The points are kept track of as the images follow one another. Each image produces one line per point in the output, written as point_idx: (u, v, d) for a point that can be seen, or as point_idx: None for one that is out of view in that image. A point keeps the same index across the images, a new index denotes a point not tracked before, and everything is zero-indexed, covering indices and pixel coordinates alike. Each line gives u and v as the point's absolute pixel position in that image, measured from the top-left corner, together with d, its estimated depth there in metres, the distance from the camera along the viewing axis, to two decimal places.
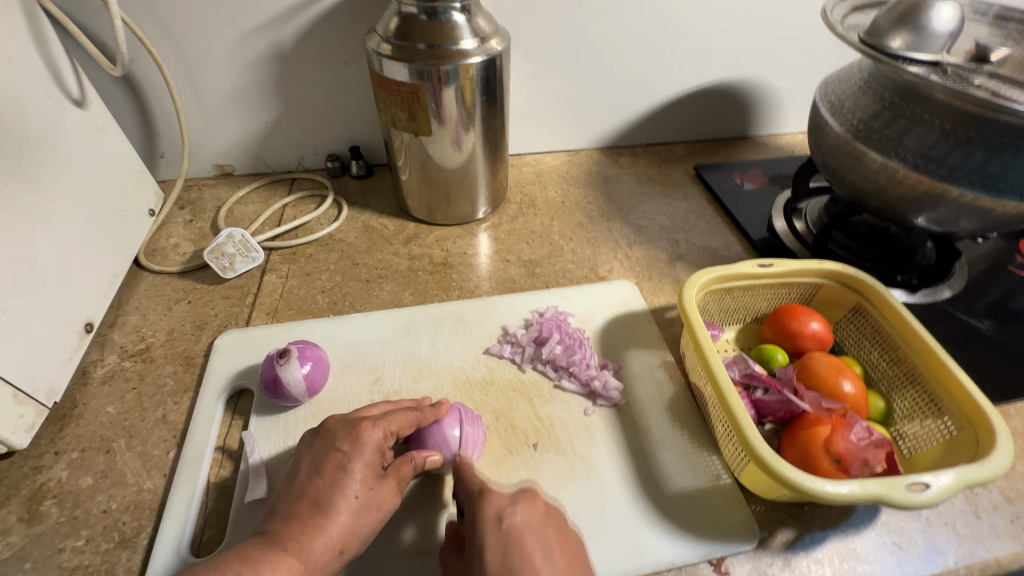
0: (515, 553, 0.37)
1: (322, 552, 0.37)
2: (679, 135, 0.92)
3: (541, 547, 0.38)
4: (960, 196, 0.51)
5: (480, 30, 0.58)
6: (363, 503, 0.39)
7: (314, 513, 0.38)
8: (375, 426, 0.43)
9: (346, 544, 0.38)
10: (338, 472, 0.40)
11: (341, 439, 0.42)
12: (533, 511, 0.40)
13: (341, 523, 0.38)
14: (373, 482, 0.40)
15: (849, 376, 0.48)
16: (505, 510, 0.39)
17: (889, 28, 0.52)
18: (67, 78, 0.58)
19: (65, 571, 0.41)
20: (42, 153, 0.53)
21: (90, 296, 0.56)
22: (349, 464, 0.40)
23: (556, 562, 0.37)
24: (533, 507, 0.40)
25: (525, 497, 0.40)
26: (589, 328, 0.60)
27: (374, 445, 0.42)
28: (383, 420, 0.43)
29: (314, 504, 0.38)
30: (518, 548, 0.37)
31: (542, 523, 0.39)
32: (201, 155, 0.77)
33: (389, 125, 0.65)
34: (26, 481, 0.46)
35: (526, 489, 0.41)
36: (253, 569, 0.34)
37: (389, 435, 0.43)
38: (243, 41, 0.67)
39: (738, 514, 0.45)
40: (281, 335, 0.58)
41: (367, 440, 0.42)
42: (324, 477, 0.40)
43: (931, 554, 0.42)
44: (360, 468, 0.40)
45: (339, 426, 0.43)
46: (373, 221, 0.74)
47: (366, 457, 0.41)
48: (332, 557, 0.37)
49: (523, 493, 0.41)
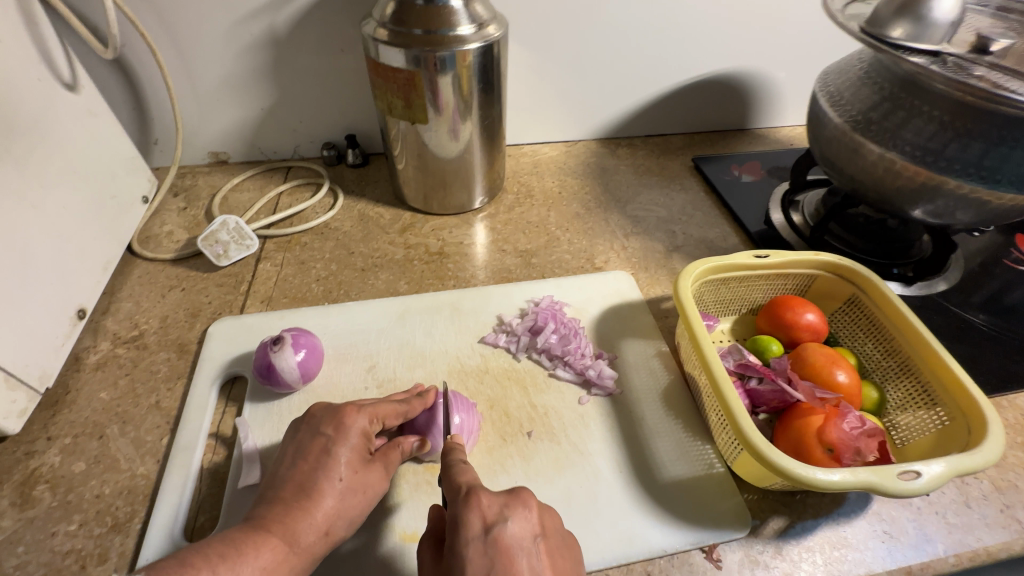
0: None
1: (308, 533, 0.37)
2: (677, 127, 0.92)
3: (532, 566, 0.33)
4: (957, 188, 0.51)
5: (477, 16, 0.58)
6: (349, 485, 0.39)
7: (300, 496, 0.38)
8: (360, 412, 0.43)
9: (332, 525, 0.38)
10: (323, 456, 0.40)
11: (326, 424, 0.42)
12: (526, 523, 0.35)
13: (326, 505, 0.38)
14: (359, 465, 0.41)
15: (843, 367, 0.48)
16: (492, 520, 0.35)
17: (889, 18, 0.52)
18: (58, 61, 0.57)
19: (58, 555, 0.41)
20: (33, 136, 0.52)
21: (82, 282, 0.55)
22: (333, 448, 0.40)
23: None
24: (526, 521, 0.35)
25: (517, 504, 0.36)
26: (584, 318, 0.60)
27: (359, 429, 0.42)
28: (369, 406, 0.43)
29: (299, 487, 0.38)
30: (506, 568, 0.33)
31: (535, 540, 0.34)
32: (197, 142, 0.76)
33: (385, 112, 0.64)
34: (19, 466, 0.45)
35: (519, 495, 0.36)
36: (237, 549, 0.34)
37: (376, 421, 0.43)
38: (238, 26, 0.67)
39: (731, 502, 0.45)
40: (276, 322, 0.58)
41: (351, 425, 0.42)
42: (309, 460, 0.40)
43: (921, 542, 0.43)
44: (345, 452, 0.40)
45: (324, 412, 0.43)
46: (369, 210, 0.74)
47: (351, 442, 0.41)
48: (319, 538, 0.37)
49: (516, 498, 0.36)
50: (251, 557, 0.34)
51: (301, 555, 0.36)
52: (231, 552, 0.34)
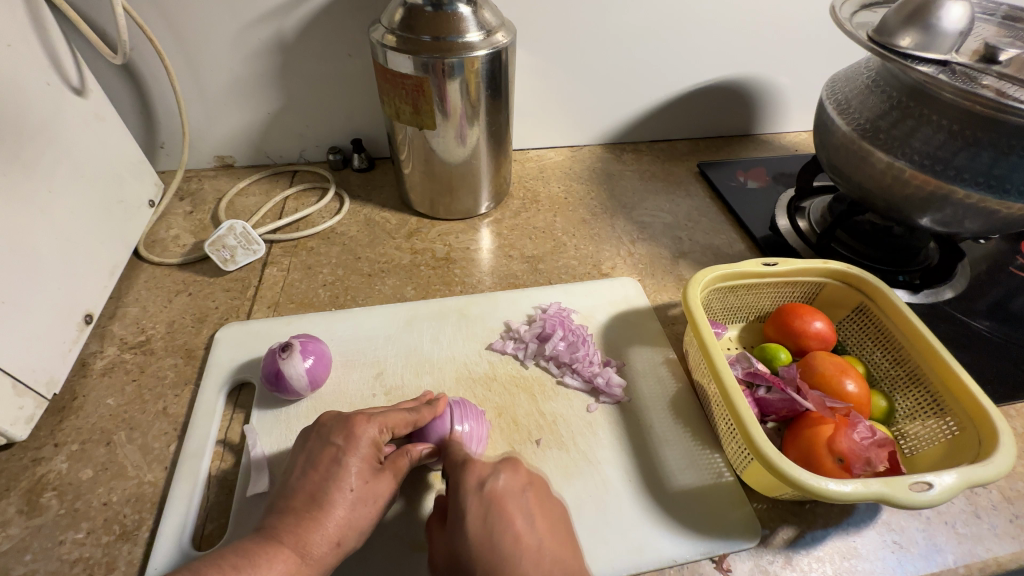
0: (495, 519, 0.37)
1: (320, 544, 0.37)
2: (682, 132, 0.92)
3: (523, 512, 0.38)
4: (966, 197, 0.51)
5: (486, 23, 0.58)
6: (359, 496, 0.39)
7: (311, 506, 0.38)
8: (369, 421, 0.43)
9: (343, 536, 0.38)
10: (333, 466, 0.40)
11: (336, 433, 0.42)
12: (516, 477, 0.39)
13: (338, 516, 0.38)
14: (369, 475, 0.40)
15: (852, 376, 0.48)
16: (486, 477, 0.39)
17: (898, 27, 0.52)
18: (66, 66, 0.57)
19: (66, 563, 0.40)
20: (40, 141, 0.52)
21: (89, 287, 0.55)
22: (343, 457, 0.40)
23: (539, 529, 0.37)
24: (515, 475, 0.39)
25: (509, 462, 0.40)
26: (591, 325, 0.60)
27: (369, 439, 0.42)
28: (379, 415, 0.43)
29: (309, 498, 0.38)
30: (500, 514, 0.37)
31: (524, 490, 0.39)
32: (202, 145, 0.76)
33: (392, 118, 0.64)
34: (26, 473, 0.45)
35: (510, 457, 0.41)
36: (250, 561, 0.35)
37: (385, 430, 0.43)
38: (246, 30, 0.67)
39: (740, 512, 0.45)
40: (284, 328, 0.58)
41: (361, 435, 0.41)
42: (319, 471, 0.40)
43: (931, 553, 0.43)
44: (356, 462, 0.40)
45: (334, 420, 0.43)
46: (375, 215, 0.74)
47: (361, 452, 0.41)
48: (330, 548, 0.37)
49: (507, 460, 0.40)
50: (263, 568, 0.34)
51: (314, 566, 0.36)
52: (244, 564, 0.34)
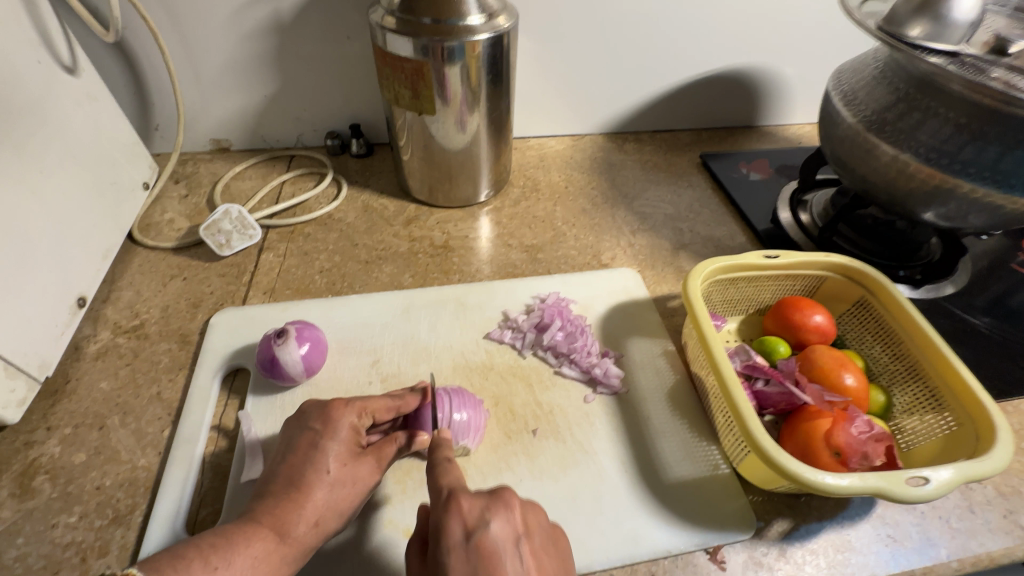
0: None
1: (298, 524, 0.37)
2: (685, 122, 0.91)
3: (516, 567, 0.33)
4: (971, 192, 0.50)
5: (487, 6, 0.57)
6: (337, 478, 0.39)
7: (290, 489, 0.38)
8: (348, 407, 0.42)
9: (323, 517, 0.38)
10: (311, 450, 0.40)
11: (315, 418, 0.42)
12: (509, 523, 0.35)
13: (316, 497, 0.38)
14: (348, 458, 0.40)
15: (850, 370, 0.47)
16: (474, 524, 0.34)
17: (908, 16, 0.51)
18: (58, 44, 0.56)
19: (58, 546, 0.40)
20: (32, 121, 0.51)
21: (82, 269, 0.55)
22: (321, 442, 0.40)
23: None
24: (508, 522, 0.34)
25: (499, 505, 0.35)
26: (590, 316, 0.59)
27: (347, 425, 0.42)
28: (357, 400, 0.43)
29: (288, 481, 0.39)
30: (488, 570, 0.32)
31: (518, 542, 0.34)
32: (198, 128, 0.75)
33: (391, 102, 0.63)
34: (18, 456, 0.45)
35: (501, 495, 0.36)
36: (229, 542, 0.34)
37: (366, 415, 0.43)
38: (242, 11, 0.65)
39: (736, 504, 0.45)
40: (279, 315, 0.57)
41: (339, 420, 0.42)
42: (298, 455, 0.40)
43: (924, 547, 0.43)
44: (333, 445, 0.40)
45: (313, 407, 0.43)
46: (373, 201, 0.73)
47: (340, 436, 0.41)
48: (310, 528, 0.37)
49: (498, 500, 0.35)
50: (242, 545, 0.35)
51: (294, 546, 0.36)
52: (222, 543, 0.34)
